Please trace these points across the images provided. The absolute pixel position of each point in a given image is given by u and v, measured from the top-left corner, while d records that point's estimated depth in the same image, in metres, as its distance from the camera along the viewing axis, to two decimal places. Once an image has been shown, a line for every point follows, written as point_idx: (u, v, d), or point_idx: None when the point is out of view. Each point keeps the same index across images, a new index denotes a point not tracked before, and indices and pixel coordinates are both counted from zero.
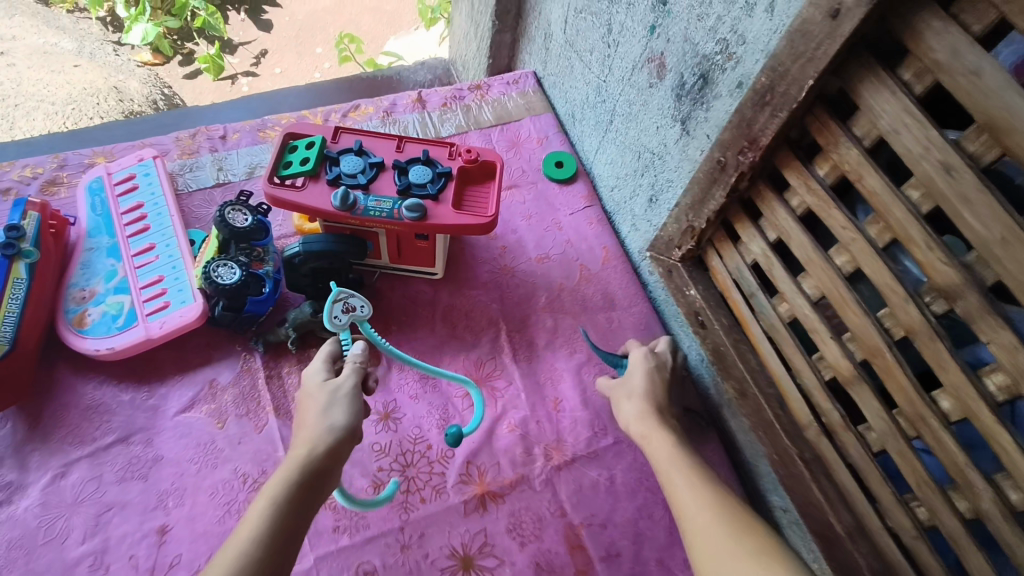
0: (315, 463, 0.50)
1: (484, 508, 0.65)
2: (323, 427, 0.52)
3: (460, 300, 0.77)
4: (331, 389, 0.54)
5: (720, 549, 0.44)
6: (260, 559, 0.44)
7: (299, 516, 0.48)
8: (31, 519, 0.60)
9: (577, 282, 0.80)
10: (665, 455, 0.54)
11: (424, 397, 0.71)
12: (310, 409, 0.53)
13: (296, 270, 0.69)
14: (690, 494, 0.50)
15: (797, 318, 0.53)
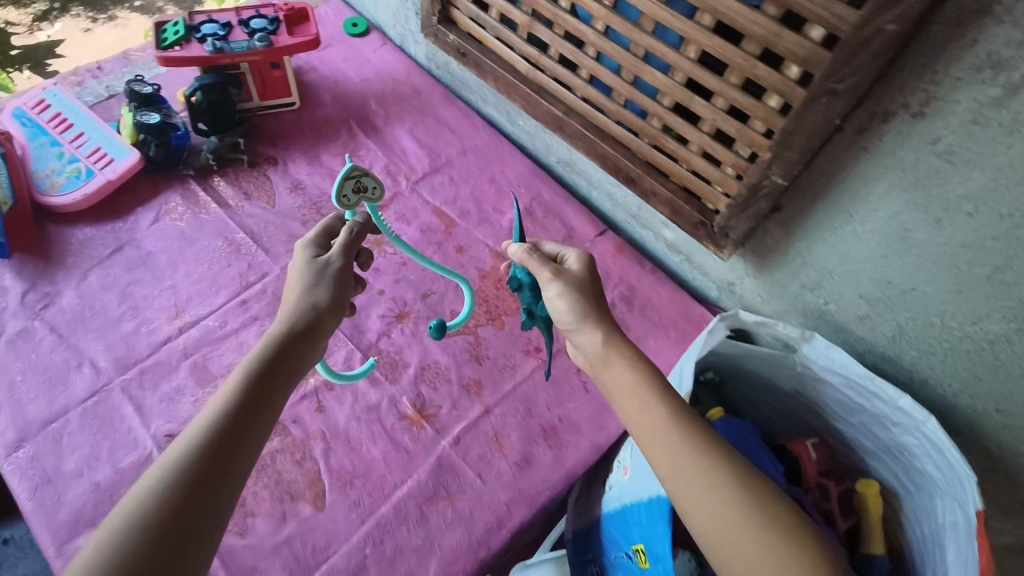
0: (297, 335, 0.62)
1: (378, 213, 1.01)
2: (305, 303, 0.64)
3: (317, 116, 1.12)
4: (320, 270, 0.66)
5: (703, 489, 0.54)
6: (236, 413, 0.55)
7: (278, 384, 0.59)
8: (74, 305, 0.87)
9: (393, 86, 1.17)
10: (614, 373, 0.64)
11: (317, 171, 1.05)
12: (298, 284, 0.66)
13: (200, 109, 1.00)
14: (655, 434, 0.59)
15: (498, 13, 0.94)
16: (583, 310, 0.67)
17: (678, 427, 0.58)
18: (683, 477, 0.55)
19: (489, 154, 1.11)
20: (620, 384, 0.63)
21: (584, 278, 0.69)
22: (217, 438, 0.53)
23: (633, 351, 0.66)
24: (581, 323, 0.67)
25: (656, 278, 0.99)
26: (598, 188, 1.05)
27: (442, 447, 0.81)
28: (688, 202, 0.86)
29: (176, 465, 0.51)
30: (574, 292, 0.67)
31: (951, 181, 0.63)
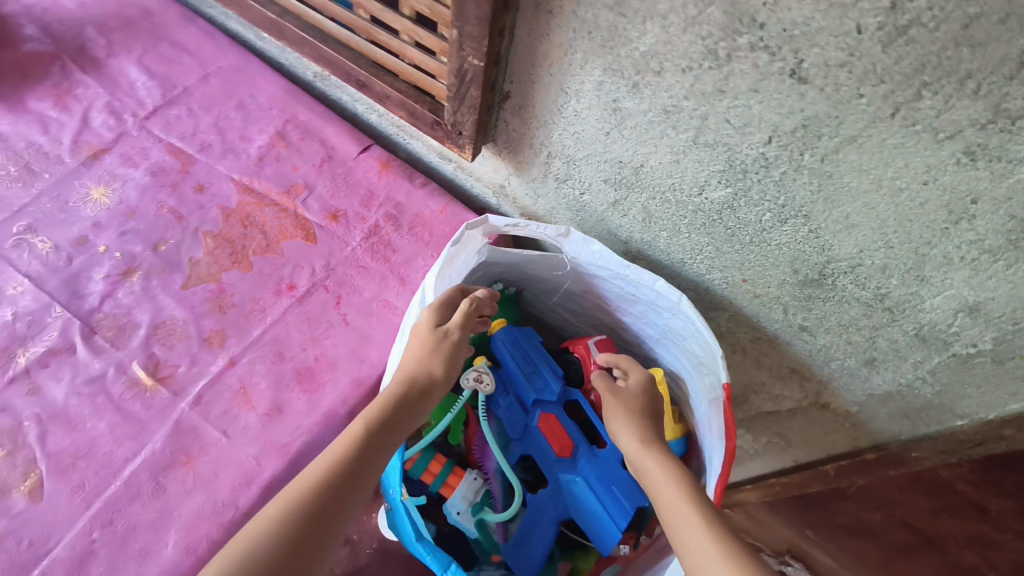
0: (402, 399, 0.63)
1: (99, 159, 0.88)
2: (422, 369, 0.66)
3: (21, 56, 0.94)
4: (437, 337, 0.68)
5: (690, 524, 0.52)
6: (341, 473, 0.54)
7: (375, 451, 0.58)
8: None
9: (117, 10, 1.01)
10: (651, 411, 0.69)
11: (20, 121, 0.90)
12: (418, 348, 0.67)
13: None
14: (677, 514, 0.54)
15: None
16: (635, 409, 0.68)
17: (676, 476, 0.58)
18: (675, 510, 0.55)
19: (237, 76, 0.98)
20: (645, 466, 0.62)
21: (635, 396, 0.70)
22: (327, 497, 0.52)
23: (654, 437, 0.65)
24: (624, 426, 0.66)
25: (428, 192, 0.91)
26: (359, 101, 0.95)
27: (181, 410, 0.73)
28: (420, 101, 0.77)
29: (276, 526, 0.50)
30: (632, 408, 0.68)
31: (629, 38, 0.57)
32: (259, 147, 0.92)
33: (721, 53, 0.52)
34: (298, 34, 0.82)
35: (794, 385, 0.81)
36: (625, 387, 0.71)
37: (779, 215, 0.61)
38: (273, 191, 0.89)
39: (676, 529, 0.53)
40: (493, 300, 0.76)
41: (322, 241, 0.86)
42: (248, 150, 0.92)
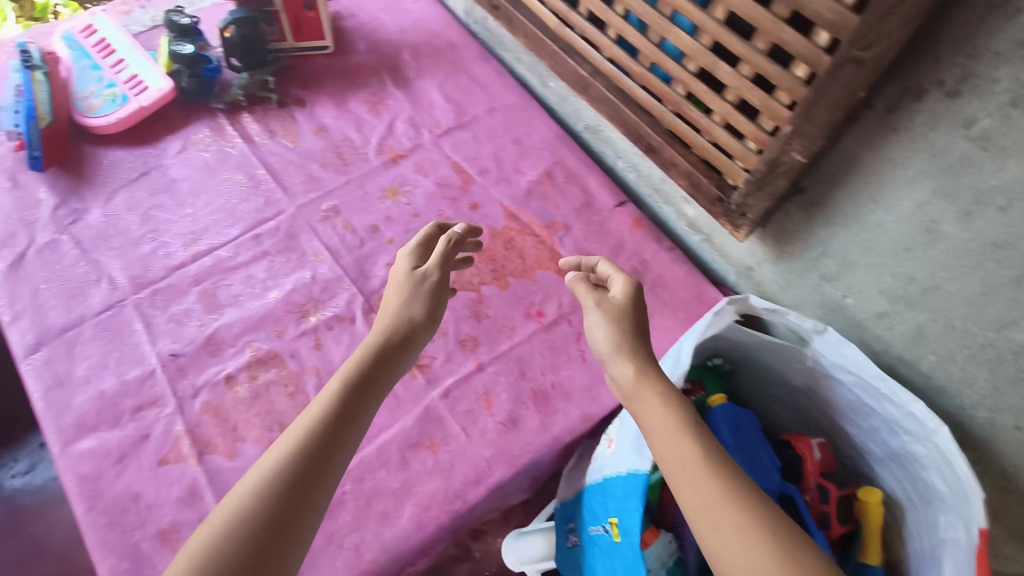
0: (387, 344, 0.64)
1: (397, 163, 1.00)
2: (405, 318, 0.67)
3: (349, 62, 1.09)
4: (411, 280, 0.69)
5: (710, 493, 0.53)
6: (339, 405, 0.58)
7: (363, 401, 0.59)
8: (99, 224, 0.90)
9: (429, 38, 1.14)
10: (637, 325, 0.68)
11: (343, 116, 1.03)
12: (398, 294, 0.69)
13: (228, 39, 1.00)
14: (691, 475, 0.55)
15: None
16: (615, 331, 0.67)
17: (674, 416, 0.60)
18: (679, 454, 0.57)
19: (518, 115, 1.07)
20: (642, 400, 0.62)
21: (623, 308, 0.69)
22: (334, 425, 0.56)
23: (647, 364, 0.65)
24: (616, 355, 0.65)
25: (673, 257, 0.95)
26: (624, 159, 1.02)
27: (432, 398, 0.81)
28: (709, 176, 0.82)
29: (265, 482, 0.51)
30: (614, 321, 0.67)
31: (983, 174, 0.59)
32: (529, 182, 1.00)
33: None
34: (604, 93, 0.89)
35: None
36: (613, 297, 0.70)
37: None
38: (536, 223, 0.97)
39: (687, 487, 0.55)
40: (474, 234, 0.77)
41: None
42: (519, 182, 1.00)
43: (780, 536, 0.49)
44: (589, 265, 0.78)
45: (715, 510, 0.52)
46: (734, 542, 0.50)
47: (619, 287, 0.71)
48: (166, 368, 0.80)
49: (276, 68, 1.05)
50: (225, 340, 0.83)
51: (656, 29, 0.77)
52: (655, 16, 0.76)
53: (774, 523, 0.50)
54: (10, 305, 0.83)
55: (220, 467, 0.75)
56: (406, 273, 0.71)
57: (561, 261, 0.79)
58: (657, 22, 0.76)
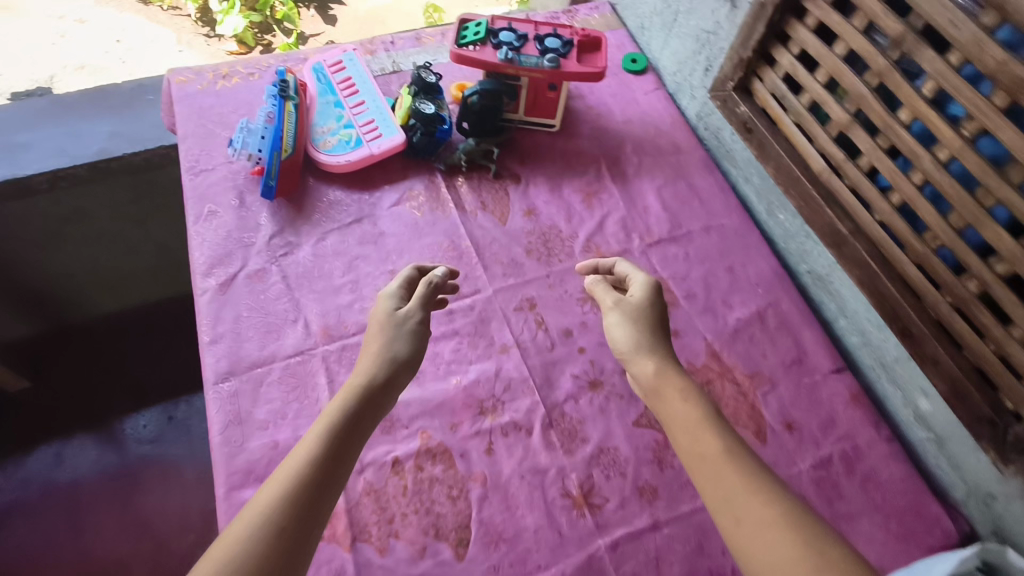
0: (374, 381, 0.68)
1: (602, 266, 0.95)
2: (386, 357, 0.71)
3: (571, 146, 1.06)
4: (391, 322, 0.74)
5: (733, 485, 0.58)
6: (338, 436, 0.62)
7: (349, 445, 0.63)
8: (308, 262, 0.91)
9: (654, 136, 1.09)
10: (655, 319, 0.73)
11: (555, 202, 1.00)
12: (378, 337, 0.73)
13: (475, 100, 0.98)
14: (713, 469, 0.60)
15: (813, 100, 0.82)
16: (636, 335, 0.72)
17: (695, 409, 0.65)
18: (702, 447, 0.62)
19: (736, 240, 0.99)
20: (666, 399, 0.67)
21: (642, 304, 0.75)
22: (335, 451, 0.61)
23: (667, 361, 0.70)
24: (636, 351, 0.71)
25: (891, 450, 0.82)
26: (847, 317, 0.92)
27: (598, 546, 0.73)
28: (978, 387, 0.71)
29: (264, 524, 0.54)
30: (634, 321, 0.73)
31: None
32: (738, 320, 0.91)
33: None
34: (863, 257, 0.79)
35: None
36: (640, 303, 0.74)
37: None
38: (739, 369, 0.87)
39: (714, 481, 0.59)
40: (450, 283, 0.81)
41: (772, 446, 0.81)
42: (727, 318, 0.92)
43: (794, 511, 0.56)
44: (605, 265, 0.83)
45: (747, 509, 0.57)
46: (772, 545, 0.54)
47: (636, 288, 0.76)
48: None
49: (503, 138, 1.03)
50: (400, 418, 0.80)
51: (964, 216, 0.67)
52: (971, 202, 0.66)
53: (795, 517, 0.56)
54: (212, 326, 0.85)
55: (370, 560, 0.70)
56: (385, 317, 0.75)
57: (580, 264, 0.85)
58: (970, 210, 0.66)
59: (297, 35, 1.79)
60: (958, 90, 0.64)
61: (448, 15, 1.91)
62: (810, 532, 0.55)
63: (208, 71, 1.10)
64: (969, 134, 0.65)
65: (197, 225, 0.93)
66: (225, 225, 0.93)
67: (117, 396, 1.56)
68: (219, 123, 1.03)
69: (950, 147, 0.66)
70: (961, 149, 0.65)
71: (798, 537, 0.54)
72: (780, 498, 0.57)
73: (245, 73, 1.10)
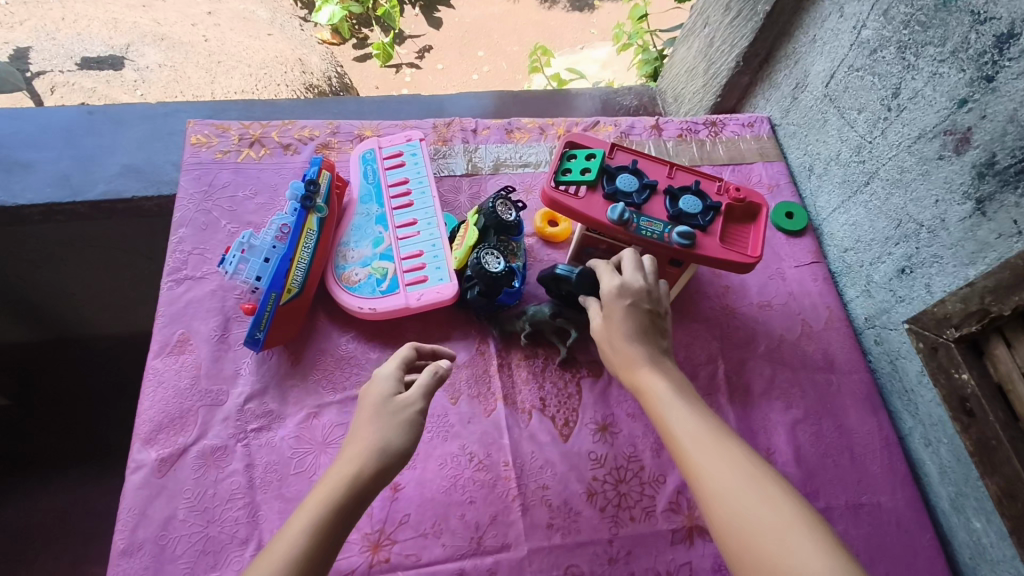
0: (361, 476, 0.49)
1: (693, 541, 0.65)
2: (377, 445, 0.51)
3: (680, 330, 0.77)
4: (387, 409, 0.53)
5: (715, 468, 0.47)
6: (318, 542, 0.45)
7: (333, 543, 0.46)
8: (285, 448, 0.66)
9: (799, 336, 0.78)
10: (637, 319, 0.60)
11: (642, 417, 0.71)
12: (367, 422, 0.53)
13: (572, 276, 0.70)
14: (702, 453, 0.48)
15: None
16: (620, 328, 0.60)
17: (681, 397, 0.54)
18: (684, 435, 0.50)
19: (898, 539, 0.67)
20: (642, 389, 0.56)
21: (620, 299, 0.61)
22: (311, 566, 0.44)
23: (647, 355, 0.58)
24: (615, 345, 0.59)
25: None
26: None
27: None
28: None
29: None
30: (615, 320, 0.60)
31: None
32: None
33: None
34: None
35: None
36: (631, 283, 0.62)
37: None
38: None
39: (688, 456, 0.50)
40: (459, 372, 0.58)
41: None
42: None
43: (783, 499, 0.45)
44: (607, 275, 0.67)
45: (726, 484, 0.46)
46: (744, 504, 0.44)
47: (610, 279, 0.63)
48: None
49: None
50: None
51: None
52: None
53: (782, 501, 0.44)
54: (130, 530, 0.61)
55: None
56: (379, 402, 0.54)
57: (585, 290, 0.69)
58: None
59: (396, 34, 1.68)
60: None
61: (555, 53, 1.63)
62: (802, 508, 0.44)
63: (234, 130, 0.87)
64: None
65: (156, 359, 0.70)
66: (194, 365, 0.70)
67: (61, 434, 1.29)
68: (229, 212, 0.81)
69: None
70: None
71: (771, 494, 0.44)
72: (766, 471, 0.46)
73: (280, 142, 0.87)
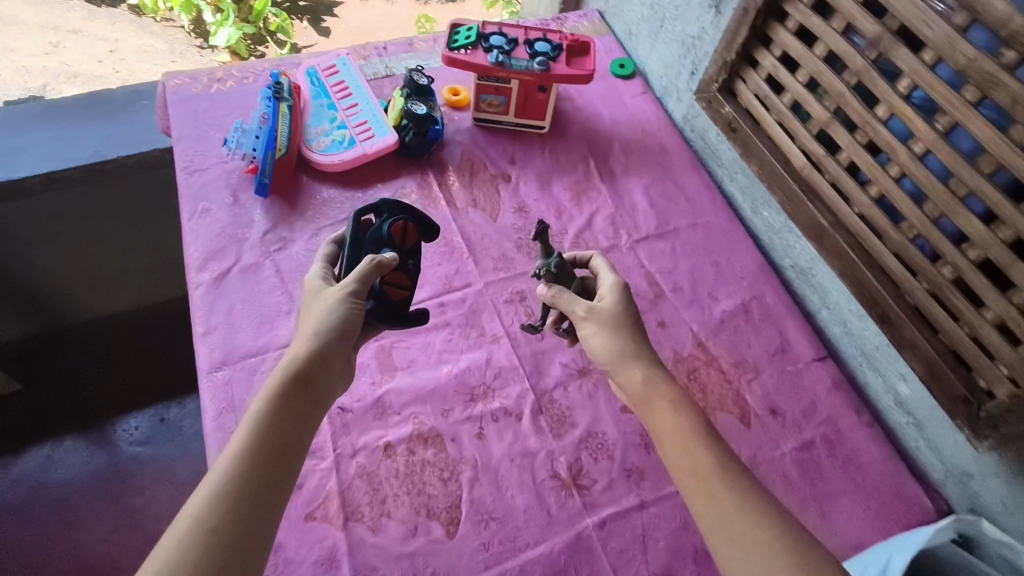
0: (300, 366, 0.64)
1: (591, 259, 0.98)
2: (313, 333, 0.67)
3: (559, 145, 1.11)
4: (317, 298, 0.70)
5: (732, 508, 0.59)
6: (277, 415, 0.60)
7: (292, 414, 0.61)
8: (302, 256, 0.94)
9: (641, 136, 1.13)
10: (621, 317, 0.72)
11: (545, 200, 1.04)
12: (312, 310, 0.70)
13: (364, 245, 0.76)
14: (705, 479, 0.61)
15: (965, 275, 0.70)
16: (621, 341, 0.70)
17: (645, 369, 0.69)
18: (695, 462, 0.62)
19: (722, 236, 1.02)
20: (648, 409, 0.67)
21: (615, 304, 0.73)
22: (277, 438, 0.59)
23: (654, 368, 0.70)
24: (620, 361, 0.70)
25: (872, 434, 0.86)
26: (834, 310, 0.93)
27: (586, 525, 0.76)
28: (954, 368, 0.73)
29: (218, 487, 0.54)
30: (612, 331, 0.71)
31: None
32: (723, 311, 0.94)
33: None
34: (843, 249, 0.83)
35: None
36: (605, 299, 0.73)
37: None
38: (724, 358, 0.90)
39: (700, 485, 0.61)
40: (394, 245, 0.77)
41: (756, 430, 0.84)
42: (713, 309, 0.94)
43: (793, 537, 0.57)
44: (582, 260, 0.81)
45: (720, 505, 0.59)
46: (741, 519, 0.59)
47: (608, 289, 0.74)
48: (331, 421, 0.81)
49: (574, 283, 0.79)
50: (391, 406, 0.83)
51: (938, 207, 0.71)
52: (943, 193, 0.69)
53: (760, 508, 0.59)
54: (207, 319, 0.87)
55: (361, 540, 0.73)
56: (321, 293, 0.71)
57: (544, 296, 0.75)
58: (945, 201, 0.70)
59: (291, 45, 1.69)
60: (931, 86, 0.68)
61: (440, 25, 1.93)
62: (792, 540, 0.57)
63: (203, 74, 1.12)
64: (942, 128, 0.69)
65: (190, 222, 0.95)
66: (219, 222, 0.95)
67: (81, 399, 1.49)
68: (214, 125, 1.06)
69: (922, 139, 0.70)
70: (934, 142, 0.69)
71: (734, 487, 0.60)
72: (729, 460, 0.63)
73: (240, 76, 1.13)
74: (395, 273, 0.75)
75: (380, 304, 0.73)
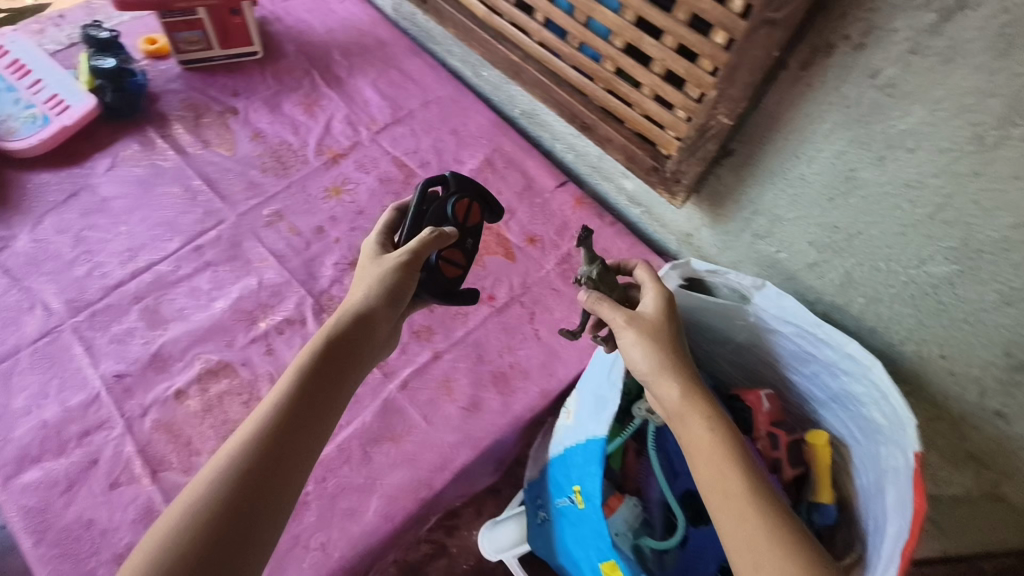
0: (345, 331, 0.63)
1: (337, 161, 1.01)
2: (357, 299, 0.66)
3: (279, 66, 1.11)
4: (373, 264, 0.69)
5: (740, 505, 0.56)
6: (295, 400, 0.58)
7: (307, 398, 0.59)
8: (30, 249, 0.89)
9: (358, 37, 1.17)
10: (661, 339, 0.65)
11: (277, 121, 1.05)
12: (364, 278, 0.68)
13: (426, 215, 0.73)
14: (733, 509, 0.57)
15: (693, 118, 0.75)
16: (654, 359, 0.65)
17: (712, 429, 0.61)
18: (725, 484, 0.58)
19: (453, 106, 1.11)
20: (682, 417, 0.63)
21: (655, 320, 0.67)
22: (286, 419, 0.57)
23: (695, 387, 0.64)
24: (660, 375, 0.64)
25: (615, 231, 0.99)
26: (562, 140, 1.04)
27: (390, 390, 0.82)
28: (640, 146, 0.85)
29: (223, 480, 0.52)
30: (650, 343, 0.65)
31: (981, 227, 0.62)
32: (470, 170, 1.02)
33: (989, 141, 0.57)
34: (537, 78, 0.92)
35: (969, 473, 0.82)
36: (643, 312, 0.68)
37: (1006, 297, 0.64)
38: None
39: (720, 505, 0.58)
40: (454, 242, 0.72)
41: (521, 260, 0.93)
42: (461, 172, 1.02)
43: (802, 544, 0.54)
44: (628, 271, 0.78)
45: (737, 519, 0.56)
46: (748, 501, 0.56)
47: (651, 296, 0.70)
48: (112, 391, 0.79)
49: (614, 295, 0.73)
50: (172, 355, 0.82)
51: (583, 12, 0.80)
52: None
53: (773, 509, 0.56)
54: None
55: (176, 484, 0.73)
56: (377, 261, 0.69)
57: (587, 298, 0.69)
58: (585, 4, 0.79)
59: None
60: None
61: None
62: (804, 544, 0.54)
63: None
64: None
65: None
66: None
67: None
68: None
69: None
70: None
71: (755, 505, 0.56)
72: (752, 469, 0.58)
73: None
74: (451, 250, 0.72)
75: (431, 276, 0.71)
